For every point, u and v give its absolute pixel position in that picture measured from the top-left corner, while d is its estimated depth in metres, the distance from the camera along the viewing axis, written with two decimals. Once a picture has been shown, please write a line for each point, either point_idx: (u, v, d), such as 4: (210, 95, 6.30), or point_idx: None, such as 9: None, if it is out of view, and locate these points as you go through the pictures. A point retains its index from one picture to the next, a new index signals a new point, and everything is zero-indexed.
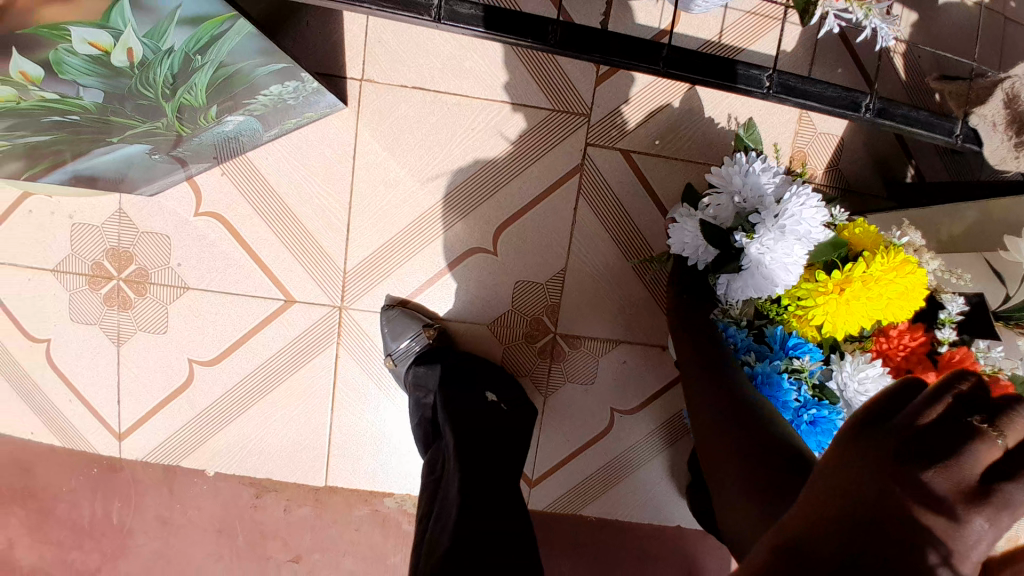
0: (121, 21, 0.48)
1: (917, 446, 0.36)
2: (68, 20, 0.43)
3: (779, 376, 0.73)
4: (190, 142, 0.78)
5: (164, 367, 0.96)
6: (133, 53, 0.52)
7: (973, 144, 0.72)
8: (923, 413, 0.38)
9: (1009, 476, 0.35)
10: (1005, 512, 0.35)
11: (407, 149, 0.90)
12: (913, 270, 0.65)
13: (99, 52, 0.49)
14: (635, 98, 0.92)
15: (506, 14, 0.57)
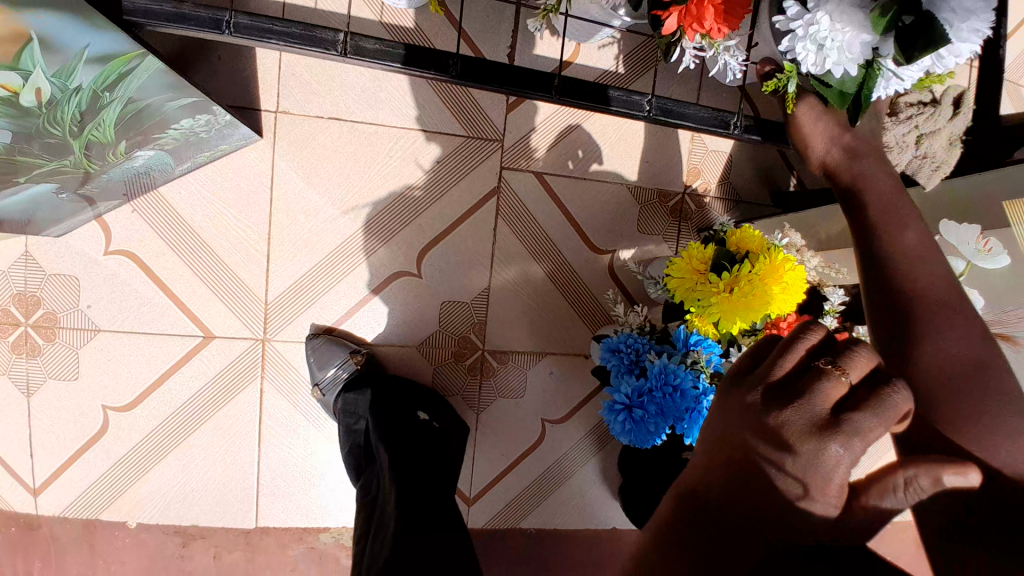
0: (28, 60, 0.48)
1: (777, 392, 0.40)
2: None
3: (676, 366, 0.79)
4: (99, 179, 0.77)
5: (77, 416, 0.92)
6: (42, 92, 0.53)
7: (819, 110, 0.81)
8: (779, 362, 0.42)
9: (856, 407, 0.39)
10: (857, 437, 0.38)
11: (325, 179, 0.92)
12: (790, 268, 0.76)
13: (10, 92, 0.49)
14: (544, 123, 0.98)
15: (403, 49, 0.60)
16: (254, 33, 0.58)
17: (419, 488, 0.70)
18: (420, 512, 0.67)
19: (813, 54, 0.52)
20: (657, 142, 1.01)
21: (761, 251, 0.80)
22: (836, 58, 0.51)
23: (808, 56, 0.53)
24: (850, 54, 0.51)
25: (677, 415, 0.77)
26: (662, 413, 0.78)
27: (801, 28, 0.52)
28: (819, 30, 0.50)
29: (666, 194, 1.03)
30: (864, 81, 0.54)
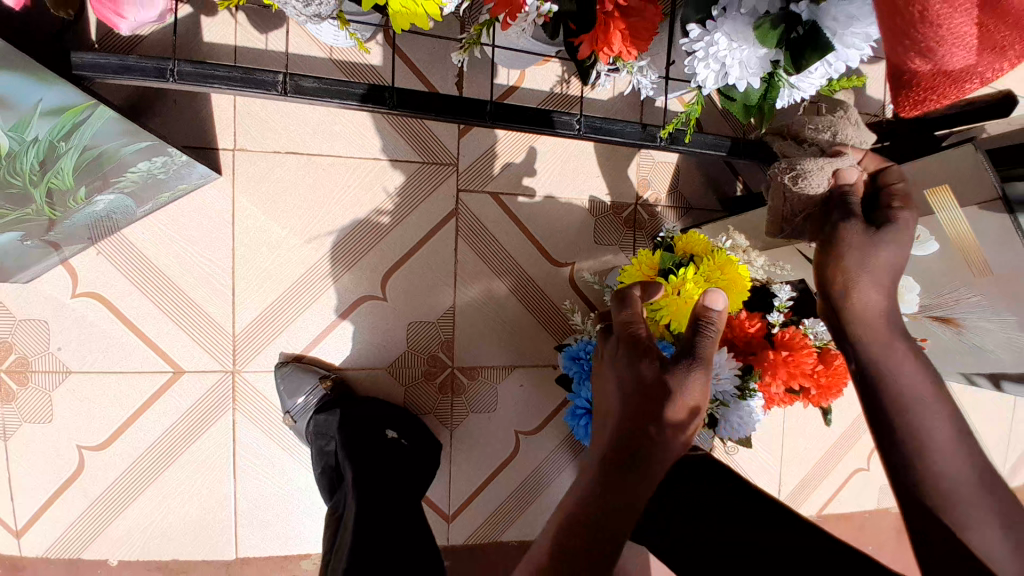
0: None
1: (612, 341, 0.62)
2: None
3: None
4: (64, 223, 0.79)
5: (52, 459, 0.93)
6: None
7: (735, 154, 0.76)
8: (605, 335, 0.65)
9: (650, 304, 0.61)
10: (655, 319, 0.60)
11: (286, 211, 0.94)
12: (734, 267, 0.80)
13: None
14: (497, 144, 1.01)
15: (339, 84, 0.64)
16: (195, 78, 0.62)
17: (381, 502, 0.72)
18: (381, 523, 0.69)
19: (715, 70, 0.58)
20: (607, 157, 1.05)
21: (705, 254, 0.84)
22: (738, 73, 0.58)
23: (713, 73, 0.59)
24: (750, 69, 0.58)
25: None
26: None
27: (703, 49, 0.57)
28: (719, 51, 0.56)
29: (620, 205, 1.07)
30: (766, 91, 0.62)
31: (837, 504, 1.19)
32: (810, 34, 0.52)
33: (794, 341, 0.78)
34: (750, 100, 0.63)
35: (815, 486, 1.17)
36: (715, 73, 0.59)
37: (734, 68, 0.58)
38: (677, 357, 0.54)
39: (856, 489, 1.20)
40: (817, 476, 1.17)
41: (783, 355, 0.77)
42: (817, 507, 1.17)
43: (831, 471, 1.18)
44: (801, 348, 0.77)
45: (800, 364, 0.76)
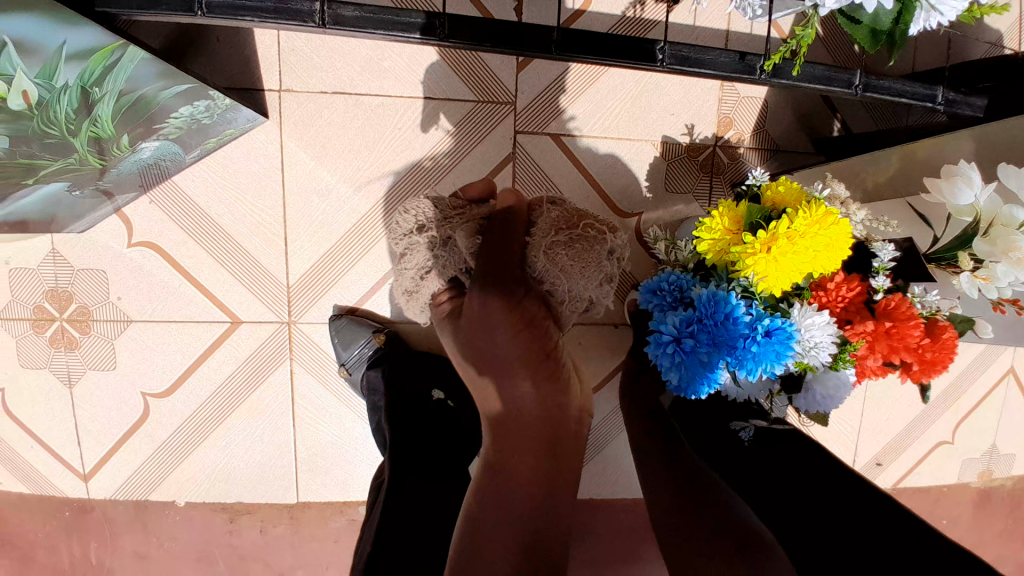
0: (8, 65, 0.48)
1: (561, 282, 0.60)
2: None
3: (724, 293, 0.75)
4: (111, 172, 0.76)
5: (119, 404, 0.95)
6: (30, 95, 0.52)
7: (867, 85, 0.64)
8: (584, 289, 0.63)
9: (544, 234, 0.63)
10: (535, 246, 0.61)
11: (334, 156, 0.89)
12: (835, 222, 0.69)
13: None
14: (558, 80, 0.92)
15: (385, 14, 0.58)
16: (227, 11, 0.56)
17: (425, 468, 0.73)
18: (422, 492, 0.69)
19: None
20: (681, 93, 0.94)
21: (799, 206, 0.74)
22: None
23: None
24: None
25: (731, 343, 0.73)
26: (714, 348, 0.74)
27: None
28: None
29: (696, 147, 0.96)
30: (903, 11, 0.50)
31: (915, 476, 1.11)
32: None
33: (898, 311, 0.69)
34: (880, 24, 0.51)
35: (893, 456, 1.09)
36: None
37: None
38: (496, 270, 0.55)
39: (938, 461, 1.11)
40: (896, 445, 1.09)
41: (885, 325, 0.68)
42: (896, 477, 1.10)
43: (912, 441, 1.09)
44: (905, 319, 0.68)
45: (903, 337, 0.67)
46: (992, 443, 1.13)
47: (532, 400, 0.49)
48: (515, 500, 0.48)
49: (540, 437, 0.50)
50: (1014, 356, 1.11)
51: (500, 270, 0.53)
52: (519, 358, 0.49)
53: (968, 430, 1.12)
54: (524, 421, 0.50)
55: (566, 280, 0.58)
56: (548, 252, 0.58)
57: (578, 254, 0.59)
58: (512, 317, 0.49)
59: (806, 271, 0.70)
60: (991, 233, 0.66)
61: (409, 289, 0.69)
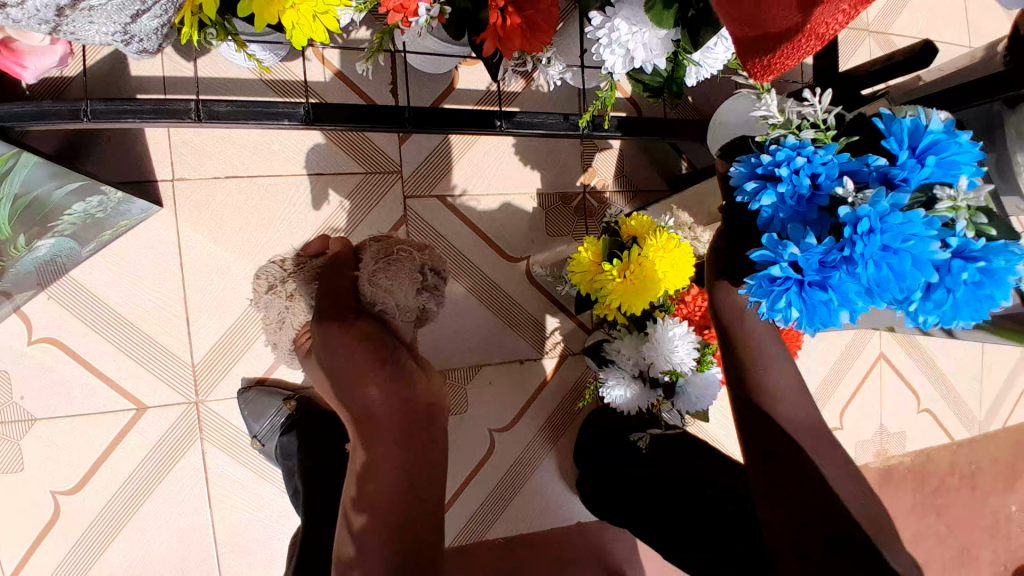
0: None
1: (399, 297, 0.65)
2: None
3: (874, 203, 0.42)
4: (8, 272, 0.79)
5: (27, 507, 0.93)
6: None
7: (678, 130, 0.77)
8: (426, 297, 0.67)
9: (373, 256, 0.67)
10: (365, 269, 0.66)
11: (230, 236, 0.95)
12: (677, 244, 0.81)
13: None
14: (437, 148, 1.02)
15: (257, 108, 0.65)
16: (110, 114, 0.62)
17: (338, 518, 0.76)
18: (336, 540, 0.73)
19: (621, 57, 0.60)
20: (548, 149, 1.06)
21: (648, 234, 0.85)
22: (643, 57, 0.60)
23: (620, 59, 0.61)
24: (653, 52, 0.60)
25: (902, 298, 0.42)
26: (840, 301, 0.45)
27: (606, 36, 0.60)
28: (621, 36, 0.58)
29: (568, 195, 1.08)
30: (673, 70, 0.64)
31: None
32: (704, 10, 0.56)
33: None
34: (659, 81, 0.64)
35: None
36: (624, 61, 0.61)
37: (643, 55, 0.60)
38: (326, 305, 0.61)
39: None
40: None
41: None
42: None
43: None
44: None
45: None
46: (877, 426, 1.25)
47: (381, 400, 0.61)
48: (386, 499, 0.59)
49: (398, 433, 0.61)
50: (880, 344, 1.25)
51: (334, 303, 0.61)
52: (364, 364, 0.60)
53: (852, 418, 1.23)
54: (378, 424, 0.61)
55: (392, 297, 0.63)
56: (369, 279, 0.62)
57: (397, 274, 0.62)
58: (348, 337, 0.59)
59: (660, 288, 0.81)
60: None
61: (274, 340, 0.73)
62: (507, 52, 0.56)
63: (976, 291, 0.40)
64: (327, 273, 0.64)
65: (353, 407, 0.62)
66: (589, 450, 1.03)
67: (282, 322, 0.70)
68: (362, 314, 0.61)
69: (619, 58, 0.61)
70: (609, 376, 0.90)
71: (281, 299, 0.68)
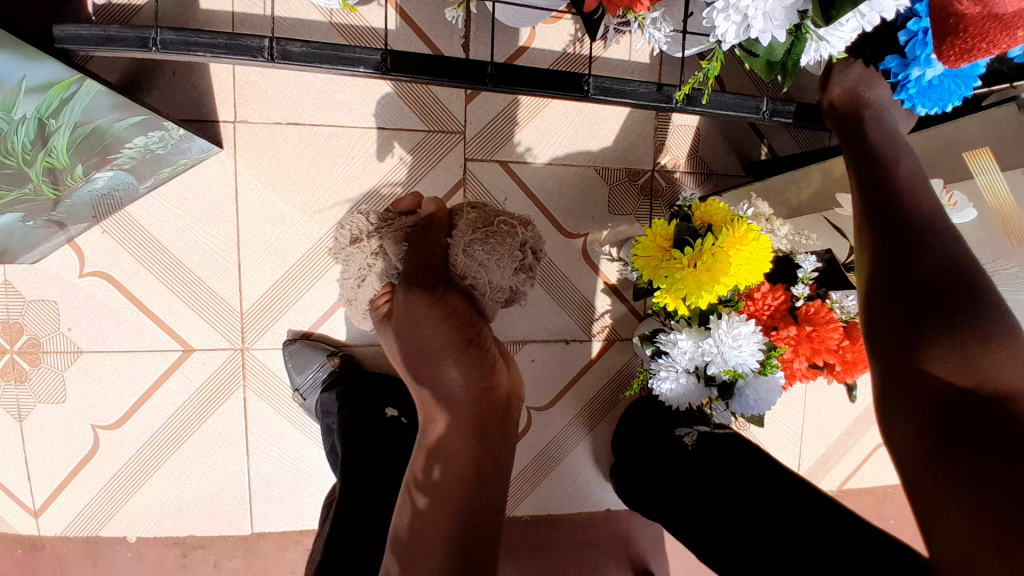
0: None
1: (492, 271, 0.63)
2: None
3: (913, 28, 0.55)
4: (65, 203, 0.78)
5: (70, 436, 0.94)
6: None
7: (778, 116, 0.70)
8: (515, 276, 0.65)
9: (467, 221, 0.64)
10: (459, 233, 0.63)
11: (288, 185, 0.92)
12: (755, 237, 0.76)
13: None
14: (504, 112, 0.97)
15: (334, 48, 0.60)
16: (180, 46, 0.59)
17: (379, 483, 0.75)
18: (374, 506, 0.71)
19: (735, 24, 0.54)
20: (620, 121, 1.00)
21: (724, 223, 0.80)
22: (762, 25, 0.53)
23: (733, 27, 0.55)
24: (774, 22, 0.53)
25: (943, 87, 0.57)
26: (959, 76, 0.56)
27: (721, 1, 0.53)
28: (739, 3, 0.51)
29: (635, 172, 1.03)
30: (793, 43, 0.57)
31: (858, 480, 1.15)
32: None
33: (818, 315, 0.74)
34: (774, 55, 0.58)
35: (837, 461, 1.14)
36: (737, 30, 0.54)
37: (762, 24, 0.53)
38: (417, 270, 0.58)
39: (880, 466, 1.16)
40: (839, 450, 1.14)
41: (807, 329, 0.74)
42: (839, 482, 1.15)
43: (854, 445, 1.14)
44: (825, 323, 0.73)
45: (824, 340, 0.72)
46: None
47: (462, 380, 0.56)
48: (450, 483, 0.54)
49: (475, 417, 0.56)
50: None
51: (426, 269, 0.58)
52: (446, 343, 0.56)
53: None
54: (457, 407, 0.56)
55: (485, 273, 0.60)
56: (464, 250, 0.60)
57: (498, 251, 0.60)
58: (436, 309, 0.56)
59: (730, 282, 0.76)
60: None
61: (348, 296, 0.70)
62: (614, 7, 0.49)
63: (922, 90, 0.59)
64: (420, 234, 0.61)
65: (431, 386, 0.57)
66: (631, 445, 0.99)
67: (366, 282, 0.66)
68: (452, 286, 0.58)
69: (732, 26, 0.54)
70: (659, 368, 0.85)
71: (369, 258, 0.65)
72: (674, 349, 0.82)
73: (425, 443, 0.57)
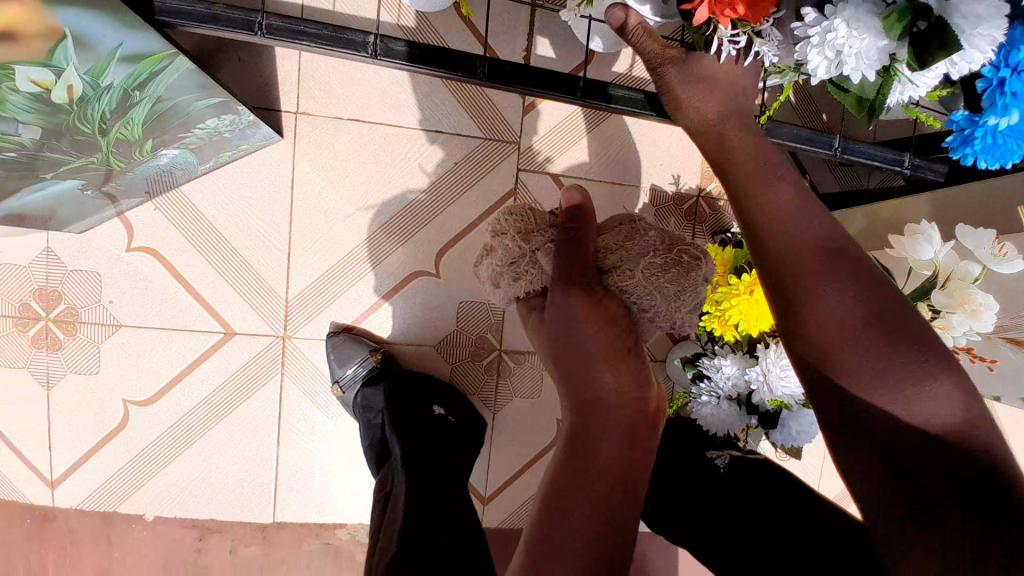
0: (61, 59, 0.50)
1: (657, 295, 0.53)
2: (12, 58, 0.46)
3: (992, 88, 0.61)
4: (122, 176, 0.78)
5: (99, 410, 0.94)
6: (74, 90, 0.55)
7: (856, 153, 0.72)
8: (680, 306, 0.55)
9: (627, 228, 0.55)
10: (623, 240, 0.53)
11: (344, 179, 0.93)
12: None
13: (42, 89, 0.51)
14: (558, 126, 0.98)
15: (438, 52, 0.62)
16: (285, 34, 0.60)
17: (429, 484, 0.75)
18: (432, 503, 0.72)
19: (828, 60, 0.55)
20: (672, 146, 1.01)
21: None
22: (854, 64, 0.55)
23: (825, 62, 0.56)
24: (868, 60, 0.54)
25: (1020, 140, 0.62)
26: None
27: (817, 35, 0.54)
28: (836, 38, 0.53)
29: (681, 196, 1.03)
30: (881, 86, 0.58)
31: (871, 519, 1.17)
32: (939, 27, 0.51)
33: None
34: (864, 94, 0.59)
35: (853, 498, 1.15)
36: (828, 65, 0.56)
37: (856, 59, 0.54)
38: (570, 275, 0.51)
39: None
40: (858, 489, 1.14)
41: None
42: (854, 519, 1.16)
43: None
44: None
45: None
46: None
47: (615, 389, 0.49)
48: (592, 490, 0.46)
49: (623, 434, 0.49)
50: None
51: (581, 272, 0.51)
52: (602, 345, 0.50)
53: None
54: (605, 419, 0.49)
55: (654, 298, 0.52)
56: (632, 268, 0.52)
57: (670, 286, 0.52)
58: (594, 313, 0.50)
59: None
60: (948, 286, 0.73)
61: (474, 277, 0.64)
62: (723, 19, 0.49)
63: (996, 147, 0.63)
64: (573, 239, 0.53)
65: (575, 381, 0.51)
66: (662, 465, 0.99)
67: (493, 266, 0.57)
68: (611, 296, 0.51)
69: (823, 61, 0.56)
70: (701, 393, 0.87)
71: (514, 240, 0.55)
72: (717, 374, 0.84)
73: (562, 448, 0.50)
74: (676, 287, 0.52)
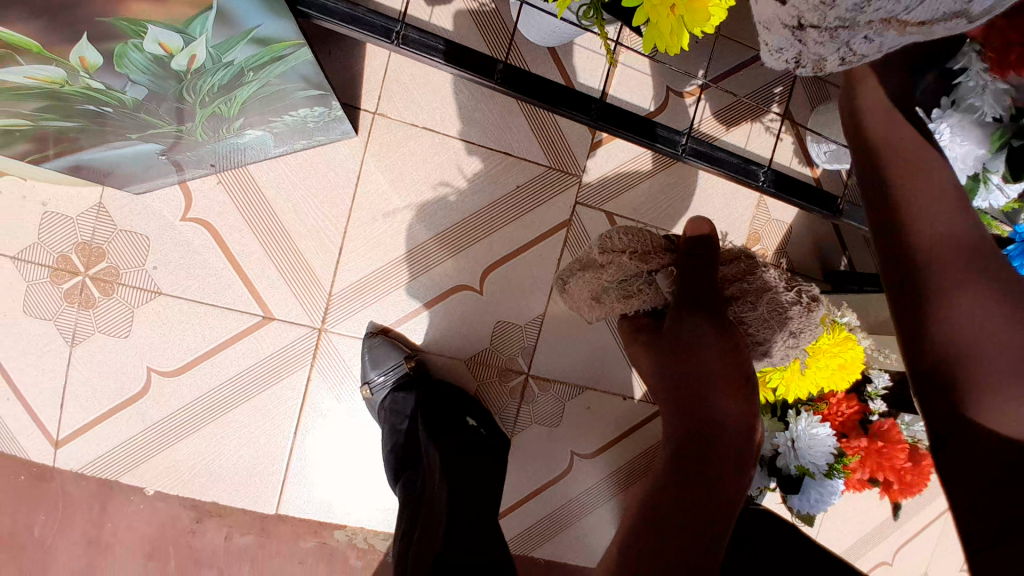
0: (196, 30, 0.51)
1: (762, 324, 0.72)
2: (150, 18, 0.46)
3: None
4: (197, 148, 0.79)
5: (121, 374, 0.92)
6: (194, 60, 0.56)
7: None
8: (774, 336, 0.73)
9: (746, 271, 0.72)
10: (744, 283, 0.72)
11: (407, 183, 0.94)
12: (853, 346, 0.75)
13: (165, 53, 0.52)
14: (619, 167, 1.01)
15: (558, 89, 0.68)
16: (421, 48, 0.65)
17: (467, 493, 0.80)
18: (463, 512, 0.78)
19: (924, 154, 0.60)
20: (723, 206, 1.04)
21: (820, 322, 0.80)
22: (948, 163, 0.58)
23: None
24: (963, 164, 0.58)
25: None
26: None
27: None
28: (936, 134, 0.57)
29: None
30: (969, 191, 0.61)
31: None
32: None
33: (890, 433, 0.79)
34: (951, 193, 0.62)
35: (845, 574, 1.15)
36: None
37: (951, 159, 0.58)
38: (699, 307, 0.66)
39: None
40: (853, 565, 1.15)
41: (878, 444, 0.78)
42: None
43: (873, 550, 1.14)
44: (896, 442, 0.78)
45: (894, 458, 0.77)
46: None
47: (729, 417, 0.65)
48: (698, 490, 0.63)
49: (735, 454, 0.65)
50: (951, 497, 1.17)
51: (706, 307, 0.66)
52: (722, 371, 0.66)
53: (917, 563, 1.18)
54: (719, 440, 0.65)
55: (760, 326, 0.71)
56: (751, 303, 0.71)
57: (780, 324, 0.70)
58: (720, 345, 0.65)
59: (820, 385, 0.77)
60: None
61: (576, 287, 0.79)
62: None
63: None
64: (695, 274, 0.68)
65: (696, 400, 0.66)
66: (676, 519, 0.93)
67: (609, 282, 0.72)
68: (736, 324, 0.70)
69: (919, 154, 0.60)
70: None
71: (636, 264, 0.70)
72: None
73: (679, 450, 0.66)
74: (783, 322, 0.70)
